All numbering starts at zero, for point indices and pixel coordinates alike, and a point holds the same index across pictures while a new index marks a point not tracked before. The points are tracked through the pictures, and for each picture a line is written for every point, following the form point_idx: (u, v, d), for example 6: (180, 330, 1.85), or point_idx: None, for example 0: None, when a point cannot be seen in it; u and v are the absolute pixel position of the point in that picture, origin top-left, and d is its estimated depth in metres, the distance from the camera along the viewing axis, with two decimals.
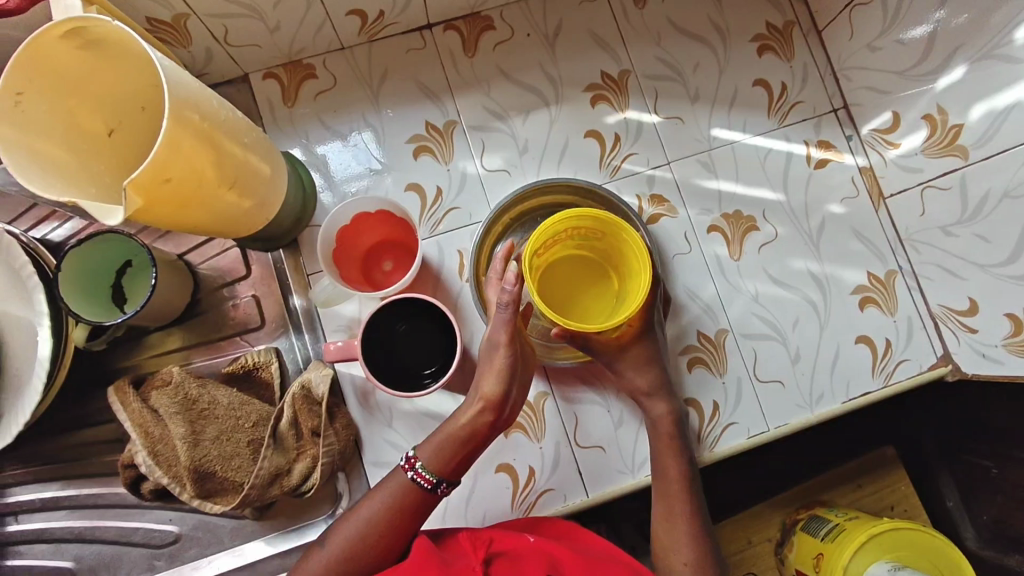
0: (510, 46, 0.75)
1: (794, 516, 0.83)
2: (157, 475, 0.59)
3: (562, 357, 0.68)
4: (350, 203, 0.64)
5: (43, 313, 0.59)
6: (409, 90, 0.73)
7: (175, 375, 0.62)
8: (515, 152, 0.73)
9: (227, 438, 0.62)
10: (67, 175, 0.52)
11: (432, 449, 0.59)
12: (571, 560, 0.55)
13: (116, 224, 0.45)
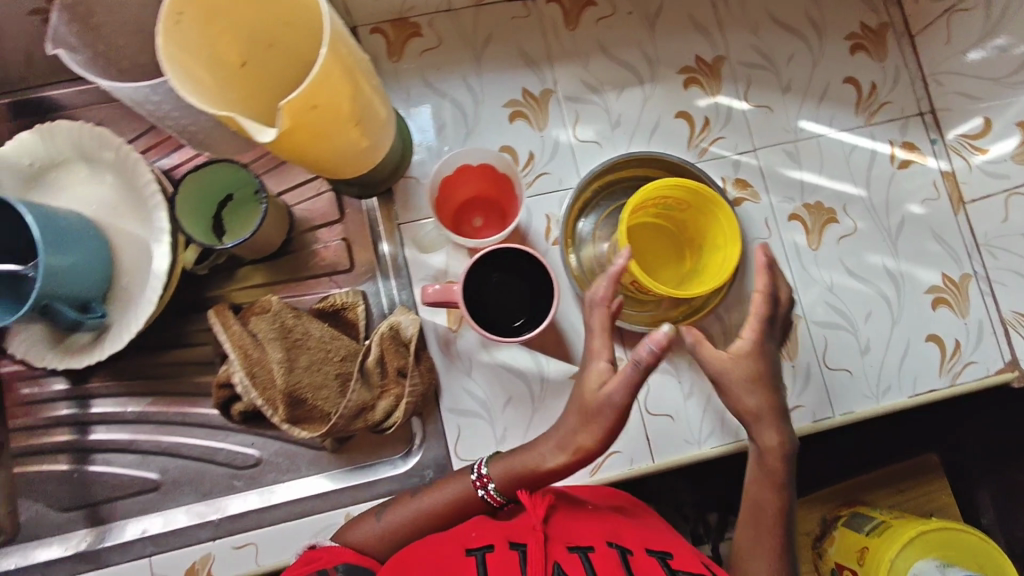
0: (610, 23, 0.77)
1: (835, 512, 0.84)
2: (253, 395, 0.62)
3: (641, 323, 0.71)
4: (458, 153, 0.66)
5: (164, 231, 0.61)
6: (509, 56, 0.76)
7: (273, 304, 0.65)
8: (607, 126, 0.75)
9: (317, 369, 0.65)
10: (212, 96, 0.53)
11: (505, 469, 0.59)
12: (634, 529, 0.56)
13: (267, 142, 0.47)
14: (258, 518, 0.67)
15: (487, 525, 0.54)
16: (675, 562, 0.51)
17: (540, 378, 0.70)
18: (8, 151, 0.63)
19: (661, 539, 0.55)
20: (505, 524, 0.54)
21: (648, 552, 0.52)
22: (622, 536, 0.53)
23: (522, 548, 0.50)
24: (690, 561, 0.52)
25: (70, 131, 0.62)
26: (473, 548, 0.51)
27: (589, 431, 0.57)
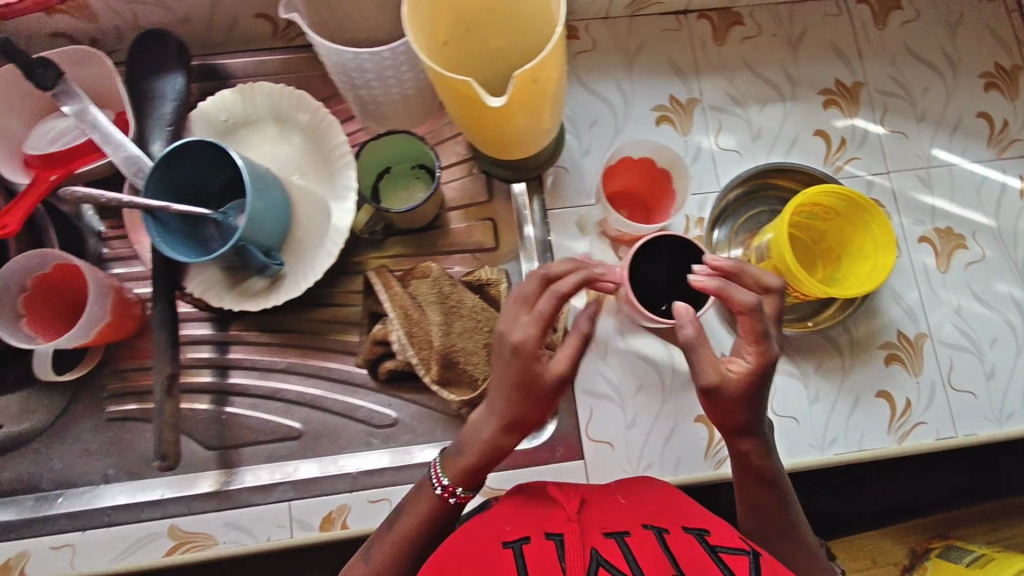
0: (757, 43, 0.81)
1: (925, 545, 0.82)
2: (409, 353, 0.66)
3: (777, 325, 0.74)
4: (629, 144, 0.69)
5: (349, 192, 0.65)
6: (659, 64, 0.80)
7: (434, 270, 0.69)
8: (748, 137, 0.78)
9: (470, 336, 0.68)
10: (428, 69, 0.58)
11: (459, 469, 0.56)
12: (662, 507, 0.54)
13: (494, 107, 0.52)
14: (390, 476, 0.69)
15: (517, 518, 0.51)
16: (714, 537, 0.49)
17: (672, 369, 0.72)
18: (209, 105, 0.68)
19: (693, 515, 0.52)
20: (531, 512, 0.51)
21: (684, 530, 0.49)
22: (655, 517, 0.51)
23: (558, 538, 0.47)
24: (727, 534, 0.49)
25: (270, 92, 0.67)
26: (508, 541, 0.47)
27: (531, 406, 0.54)
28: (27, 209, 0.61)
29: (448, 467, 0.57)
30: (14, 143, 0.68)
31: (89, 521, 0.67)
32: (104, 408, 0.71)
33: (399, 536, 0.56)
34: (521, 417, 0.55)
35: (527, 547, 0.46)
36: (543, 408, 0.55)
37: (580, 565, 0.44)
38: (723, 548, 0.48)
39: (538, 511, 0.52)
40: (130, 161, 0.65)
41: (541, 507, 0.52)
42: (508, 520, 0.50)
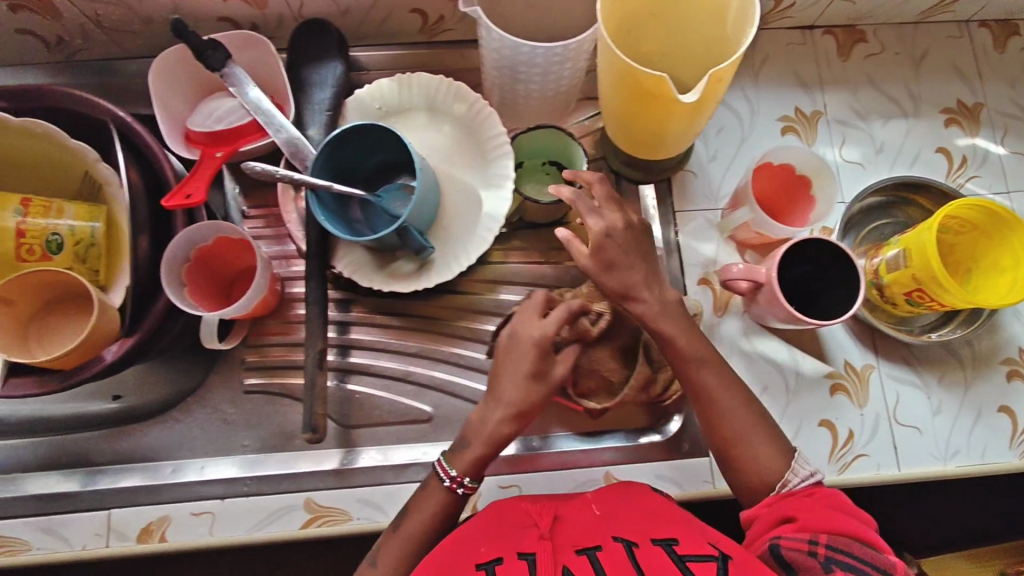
0: (880, 60, 0.83)
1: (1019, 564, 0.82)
2: None
3: (905, 335, 0.75)
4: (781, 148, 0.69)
5: (506, 177, 0.67)
6: (786, 75, 0.81)
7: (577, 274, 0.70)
8: (871, 150, 0.80)
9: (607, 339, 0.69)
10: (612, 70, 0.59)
11: (465, 461, 0.61)
12: (633, 516, 0.56)
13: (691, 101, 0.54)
14: (516, 462, 0.71)
15: (490, 535, 0.54)
16: (682, 547, 0.51)
17: (796, 372, 0.74)
18: (364, 93, 0.70)
19: (668, 524, 0.55)
20: (506, 531, 0.55)
21: (654, 542, 0.52)
22: (625, 529, 0.54)
23: (529, 557, 0.50)
24: (697, 542, 0.52)
25: (427, 83, 0.69)
26: (481, 563, 0.51)
27: (539, 394, 0.61)
28: (208, 177, 0.62)
29: (454, 461, 0.61)
30: (177, 120, 0.70)
31: (227, 490, 0.69)
32: (241, 381, 0.73)
33: (411, 534, 0.59)
34: (526, 404, 0.61)
35: (499, 567, 0.49)
36: (543, 400, 0.62)
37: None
38: (692, 556, 0.50)
39: (513, 528, 0.55)
40: (290, 143, 0.67)
41: (515, 524, 0.56)
42: (483, 541, 0.54)
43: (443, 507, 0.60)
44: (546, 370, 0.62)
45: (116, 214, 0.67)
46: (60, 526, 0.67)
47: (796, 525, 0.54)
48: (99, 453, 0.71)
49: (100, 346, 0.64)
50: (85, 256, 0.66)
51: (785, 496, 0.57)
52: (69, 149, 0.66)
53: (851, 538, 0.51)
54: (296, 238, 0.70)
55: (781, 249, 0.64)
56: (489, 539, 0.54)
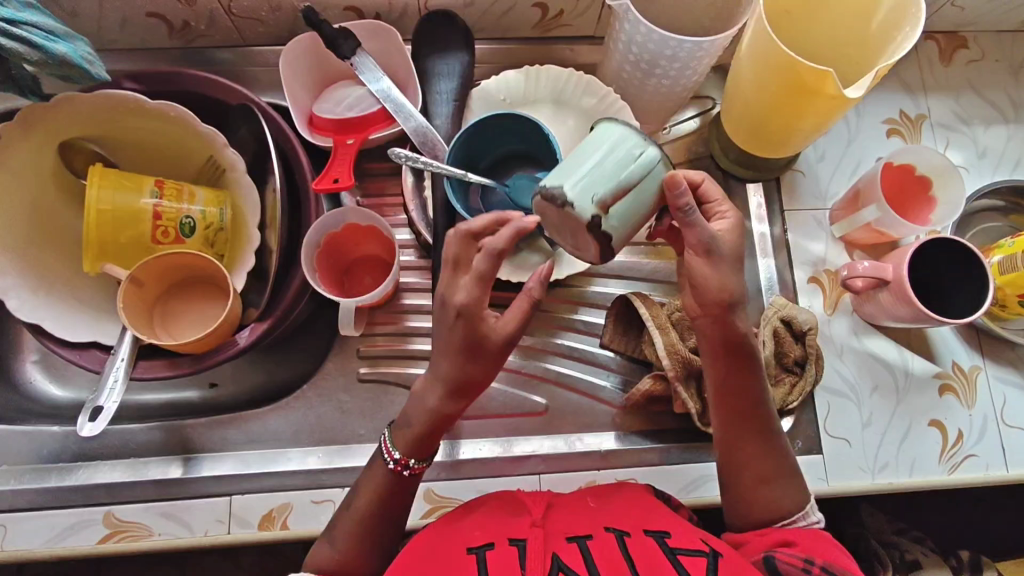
0: (981, 66, 0.83)
1: None
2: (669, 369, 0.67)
3: (1018, 334, 0.76)
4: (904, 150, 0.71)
5: None
6: (888, 79, 0.82)
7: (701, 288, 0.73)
8: (974, 155, 0.81)
9: None
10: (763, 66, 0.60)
11: (406, 439, 0.55)
12: (627, 511, 0.55)
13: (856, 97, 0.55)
14: (632, 456, 0.71)
15: (484, 522, 0.53)
16: (675, 541, 0.50)
17: (906, 371, 0.75)
18: (490, 84, 0.71)
19: (659, 517, 0.54)
20: (499, 519, 0.53)
21: (647, 533, 0.51)
22: (619, 519, 0.53)
23: (521, 543, 0.49)
24: (689, 536, 0.51)
25: (555, 76, 0.70)
26: (474, 547, 0.50)
27: (481, 365, 0.52)
28: (350, 160, 0.65)
29: (397, 441, 0.56)
30: (302, 107, 0.70)
31: (348, 479, 0.67)
32: (358, 370, 0.73)
33: (363, 513, 0.55)
34: (463, 378, 0.53)
35: (491, 553, 0.48)
36: (492, 369, 0.53)
37: (540, 566, 0.47)
38: (684, 550, 0.49)
39: (506, 518, 0.54)
40: (419, 132, 0.67)
41: (507, 515, 0.54)
42: (476, 526, 0.53)
43: (384, 483, 0.56)
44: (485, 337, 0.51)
45: (241, 199, 0.67)
46: (181, 512, 0.66)
47: (795, 548, 0.52)
48: (214, 440, 0.69)
49: (230, 331, 0.65)
50: (214, 241, 0.66)
51: (784, 528, 0.55)
52: (199, 133, 0.66)
53: (840, 565, 0.49)
54: (419, 228, 0.71)
55: (909, 249, 0.66)
56: (483, 524, 0.53)
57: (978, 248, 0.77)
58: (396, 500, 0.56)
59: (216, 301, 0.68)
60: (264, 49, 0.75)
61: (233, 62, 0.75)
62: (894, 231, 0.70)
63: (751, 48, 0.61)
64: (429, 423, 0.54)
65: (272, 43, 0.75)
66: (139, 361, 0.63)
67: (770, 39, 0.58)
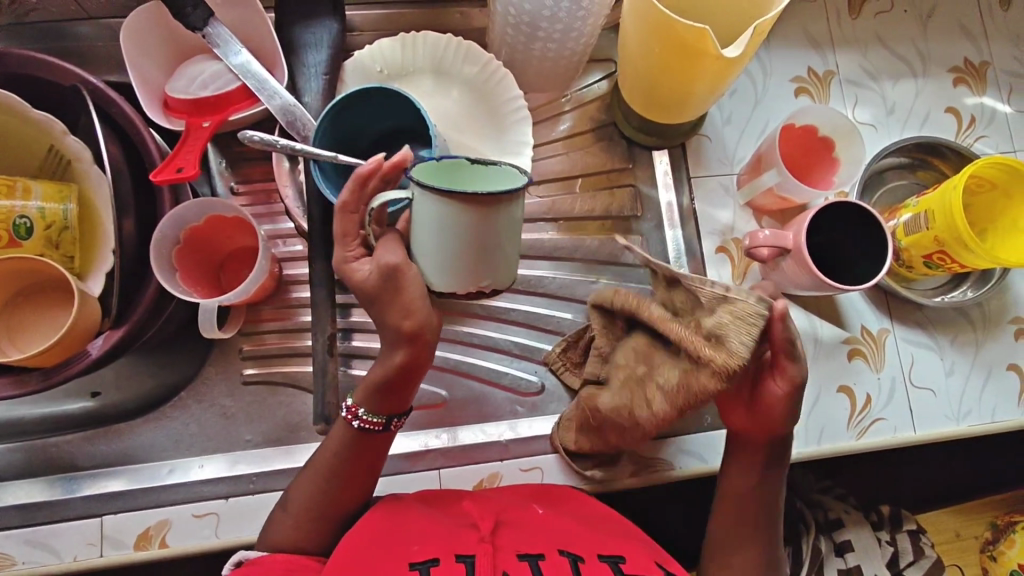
0: (889, 18, 0.80)
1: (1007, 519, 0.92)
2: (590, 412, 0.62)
3: (921, 292, 0.76)
4: (812, 107, 0.68)
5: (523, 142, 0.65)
6: (797, 35, 0.78)
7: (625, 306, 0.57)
8: (883, 111, 0.78)
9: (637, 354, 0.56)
10: (640, 37, 0.58)
11: (365, 390, 0.53)
12: (576, 527, 0.52)
13: (731, 57, 0.52)
14: (536, 442, 0.68)
15: (427, 532, 0.49)
16: (629, 566, 0.48)
17: (815, 339, 0.73)
18: (365, 55, 0.65)
19: (609, 538, 0.52)
20: (441, 527, 0.50)
21: (600, 558, 0.48)
22: (569, 537, 0.50)
23: (468, 560, 0.45)
24: (643, 563, 0.49)
25: (433, 42, 0.66)
26: (416, 562, 0.46)
27: (404, 352, 0.50)
28: (199, 149, 0.58)
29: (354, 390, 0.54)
30: (152, 86, 0.63)
31: (232, 489, 0.64)
32: (240, 371, 0.67)
33: (318, 471, 0.54)
34: (408, 369, 0.51)
35: (434, 570, 0.45)
36: (419, 359, 0.51)
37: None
38: None
39: (453, 529, 0.50)
40: (285, 110, 0.61)
41: (454, 527, 0.50)
42: (418, 538, 0.49)
43: (346, 441, 0.54)
44: (385, 271, 0.48)
45: (90, 193, 0.60)
46: (48, 539, 0.61)
47: None
48: (84, 456, 0.64)
49: (85, 341, 0.58)
50: (57, 241, 0.59)
51: None
52: (30, 120, 0.59)
53: None
54: (295, 215, 0.65)
55: (808, 213, 0.64)
56: (424, 536, 0.49)
57: (885, 209, 0.76)
58: (357, 457, 0.54)
59: (70, 308, 0.62)
60: (112, 23, 0.68)
61: (80, 37, 0.68)
62: (796, 195, 0.68)
63: (628, 17, 0.59)
64: (390, 374, 0.51)
65: (120, 14, 0.68)
66: None
67: (642, 6, 0.55)
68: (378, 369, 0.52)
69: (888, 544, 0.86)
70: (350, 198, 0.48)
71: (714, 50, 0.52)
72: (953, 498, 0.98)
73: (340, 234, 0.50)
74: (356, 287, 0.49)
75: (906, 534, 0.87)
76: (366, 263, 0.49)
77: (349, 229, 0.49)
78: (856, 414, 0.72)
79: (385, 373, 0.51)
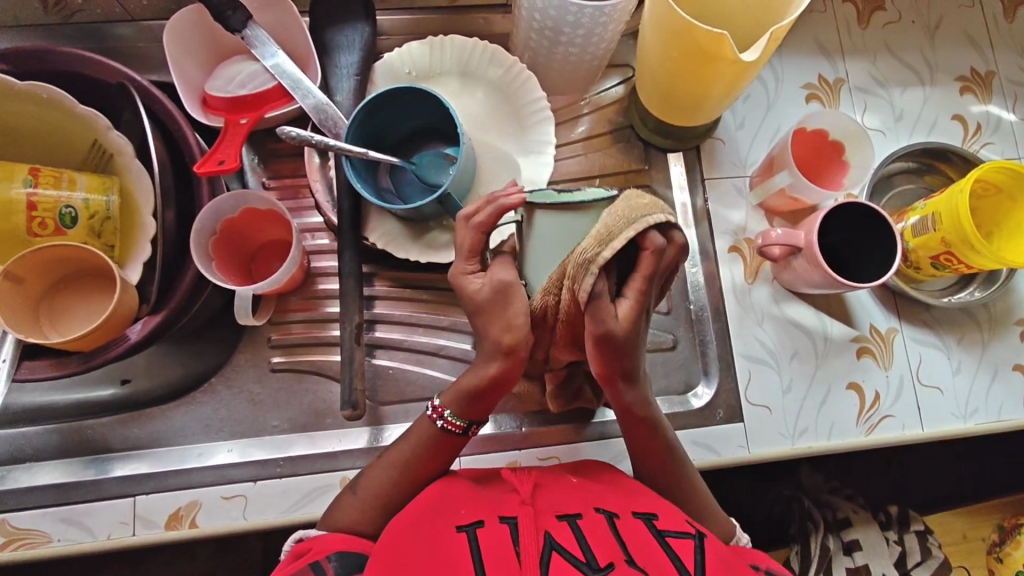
0: (897, 28, 0.83)
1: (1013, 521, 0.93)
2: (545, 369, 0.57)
3: (929, 294, 0.77)
4: (821, 112, 0.71)
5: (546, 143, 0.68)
6: (807, 44, 0.81)
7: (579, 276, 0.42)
8: (891, 118, 0.81)
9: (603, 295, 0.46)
10: (659, 46, 0.61)
11: (454, 396, 0.55)
12: (611, 493, 0.54)
13: (748, 61, 0.54)
14: (553, 432, 0.70)
15: (472, 501, 0.52)
16: (663, 522, 0.50)
17: (825, 337, 0.75)
18: (394, 57, 0.69)
19: (642, 500, 0.54)
20: (484, 497, 0.52)
21: (635, 515, 0.50)
22: (606, 501, 0.52)
23: (512, 521, 0.47)
24: (676, 520, 0.51)
25: (460, 46, 0.69)
26: (462, 525, 0.48)
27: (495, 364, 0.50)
28: (238, 144, 0.61)
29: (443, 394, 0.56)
30: (192, 85, 0.66)
31: (260, 473, 0.66)
32: (268, 360, 0.70)
33: (393, 463, 0.57)
34: (497, 382, 0.51)
35: (481, 530, 0.47)
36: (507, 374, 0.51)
37: (532, 543, 0.45)
38: (672, 532, 0.49)
39: (496, 497, 0.52)
40: (318, 109, 0.64)
41: (497, 496, 0.52)
42: (464, 505, 0.51)
43: (425, 439, 0.56)
44: (498, 288, 0.48)
45: (130, 186, 0.63)
46: (82, 517, 0.63)
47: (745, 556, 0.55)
48: (117, 439, 0.67)
49: (123, 326, 0.61)
50: (99, 231, 0.62)
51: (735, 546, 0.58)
52: (76, 116, 0.62)
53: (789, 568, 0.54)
54: (324, 209, 0.67)
55: (820, 214, 0.66)
56: (468, 503, 0.51)
57: (893, 212, 0.78)
58: (433, 452, 0.57)
59: (109, 295, 0.65)
60: (153, 25, 0.71)
61: (123, 38, 0.71)
62: (807, 196, 0.70)
63: (648, 27, 0.62)
64: (480, 384, 0.52)
65: (161, 17, 0.71)
66: (23, 362, 0.59)
67: (660, 19, 0.58)
68: (470, 377, 0.52)
69: (896, 544, 0.87)
70: (484, 221, 0.47)
71: (731, 54, 0.55)
72: (960, 500, 0.99)
73: (465, 249, 0.49)
74: (466, 298, 0.49)
75: (914, 534, 0.88)
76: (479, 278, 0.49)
77: (467, 244, 0.49)
78: (863, 410, 0.73)
79: (475, 382, 0.52)
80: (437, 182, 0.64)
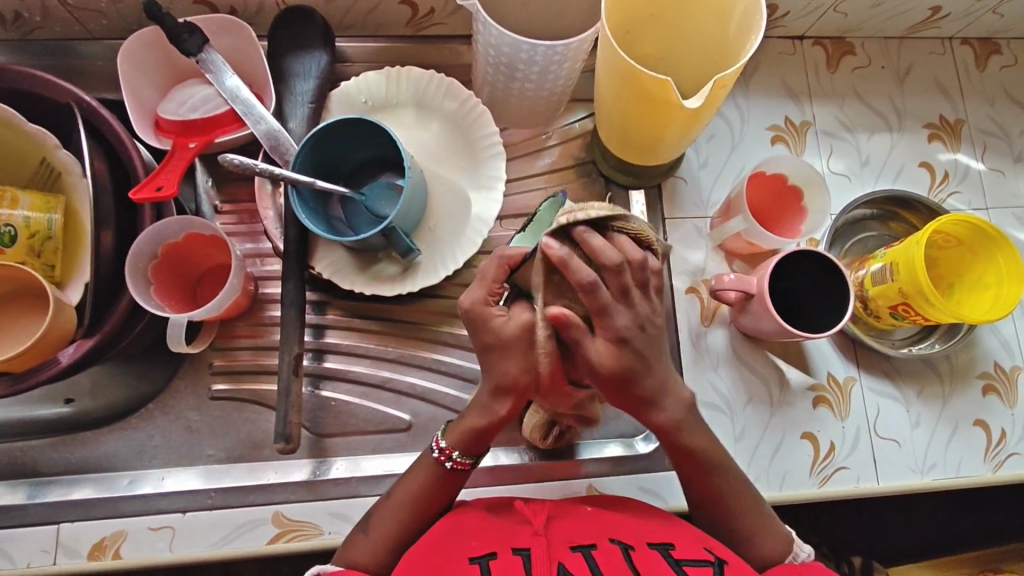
0: (866, 73, 0.83)
1: None
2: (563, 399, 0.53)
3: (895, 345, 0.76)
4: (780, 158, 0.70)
5: (497, 178, 0.68)
6: (775, 86, 0.81)
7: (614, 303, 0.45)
8: (857, 163, 0.80)
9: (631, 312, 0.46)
10: (615, 99, 0.61)
11: (459, 433, 0.54)
12: (625, 521, 0.53)
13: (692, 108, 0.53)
14: (497, 472, 0.68)
15: (483, 531, 0.51)
16: (679, 551, 0.49)
17: (780, 384, 0.73)
18: (350, 86, 0.68)
19: (655, 528, 0.53)
20: (499, 526, 0.51)
21: (649, 545, 0.50)
22: (620, 530, 0.51)
23: (524, 552, 0.47)
24: (693, 546, 0.50)
25: (416, 78, 0.68)
26: (475, 556, 0.47)
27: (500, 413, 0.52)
28: (181, 170, 0.61)
29: (447, 433, 0.55)
30: (144, 107, 0.66)
31: (191, 503, 0.64)
32: (207, 387, 0.68)
33: (400, 502, 0.55)
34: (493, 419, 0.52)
35: (494, 564, 0.46)
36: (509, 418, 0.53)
37: None
38: (688, 560, 0.48)
39: (507, 526, 0.51)
40: (269, 135, 0.63)
41: (508, 525, 0.51)
42: (474, 535, 0.50)
43: (431, 479, 0.55)
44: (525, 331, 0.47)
45: (76, 206, 0.63)
46: (4, 543, 0.62)
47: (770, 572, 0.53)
48: (47, 463, 0.65)
49: (59, 347, 0.59)
50: (40, 250, 0.61)
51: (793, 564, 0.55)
52: (25, 134, 0.61)
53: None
54: (273, 236, 0.67)
55: (774, 259, 0.65)
56: (480, 533, 0.50)
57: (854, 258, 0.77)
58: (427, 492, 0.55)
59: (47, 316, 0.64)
60: (113, 44, 0.71)
61: (83, 56, 0.71)
62: (763, 242, 0.69)
63: (602, 79, 0.62)
64: (483, 426, 0.53)
65: (120, 37, 0.71)
66: None
67: (614, 73, 0.58)
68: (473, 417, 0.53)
69: None
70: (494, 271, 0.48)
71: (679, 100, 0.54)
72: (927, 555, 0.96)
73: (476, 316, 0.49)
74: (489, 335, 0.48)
75: None
76: (500, 313, 0.48)
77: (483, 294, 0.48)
78: (816, 463, 0.71)
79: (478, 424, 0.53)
80: (385, 213, 0.64)
